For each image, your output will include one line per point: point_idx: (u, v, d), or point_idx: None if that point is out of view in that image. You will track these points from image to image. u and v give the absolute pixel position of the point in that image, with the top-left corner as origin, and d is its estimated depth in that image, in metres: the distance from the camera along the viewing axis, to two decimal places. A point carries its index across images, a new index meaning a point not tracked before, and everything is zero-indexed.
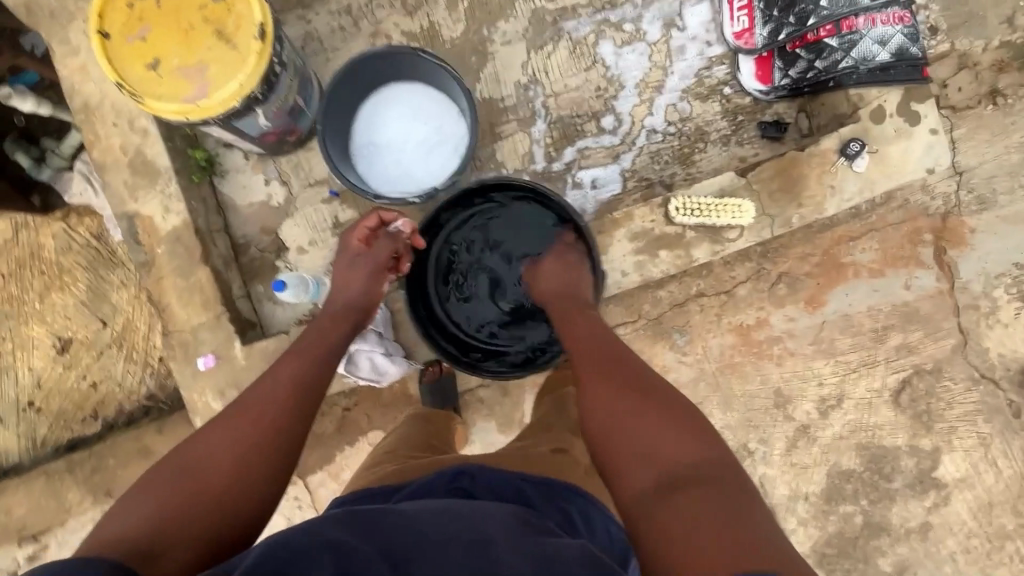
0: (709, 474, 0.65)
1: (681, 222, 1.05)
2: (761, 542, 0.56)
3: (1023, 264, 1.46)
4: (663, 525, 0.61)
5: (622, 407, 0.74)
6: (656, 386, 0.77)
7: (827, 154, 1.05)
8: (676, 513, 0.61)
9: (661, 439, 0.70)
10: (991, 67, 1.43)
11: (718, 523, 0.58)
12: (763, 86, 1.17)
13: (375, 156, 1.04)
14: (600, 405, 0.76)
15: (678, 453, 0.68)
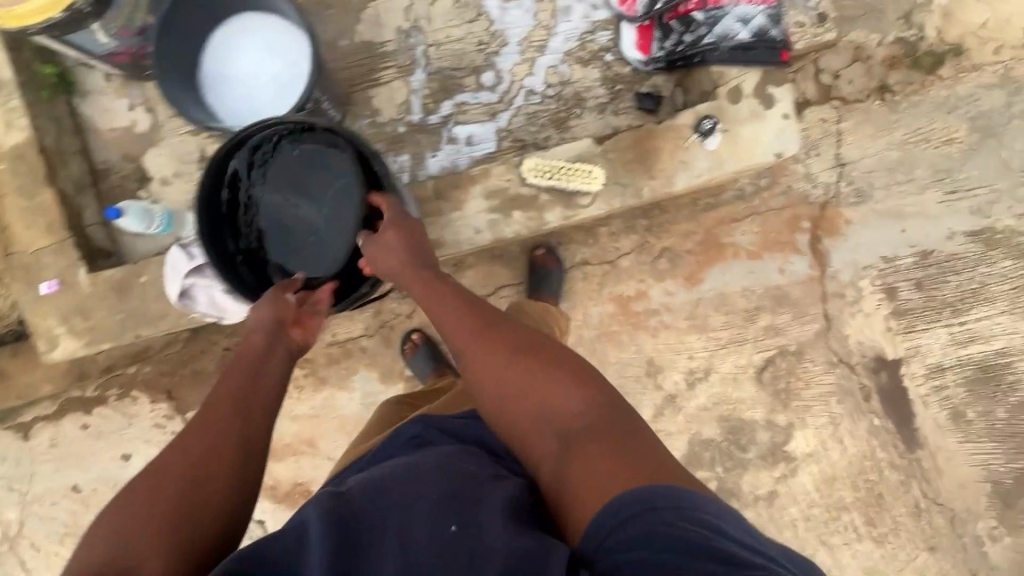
0: (605, 421, 0.79)
1: (534, 182, 1.07)
2: (653, 463, 0.74)
3: (889, 258, 1.54)
4: (579, 466, 0.75)
5: (518, 375, 0.84)
6: (546, 348, 0.88)
7: (682, 129, 1.07)
8: (593, 458, 0.75)
9: (565, 401, 0.81)
10: (882, 62, 1.46)
11: (606, 465, 0.73)
12: (643, 56, 1.17)
13: (225, 87, 1.04)
14: (504, 375, 0.85)
15: (578, 407, 0.81)
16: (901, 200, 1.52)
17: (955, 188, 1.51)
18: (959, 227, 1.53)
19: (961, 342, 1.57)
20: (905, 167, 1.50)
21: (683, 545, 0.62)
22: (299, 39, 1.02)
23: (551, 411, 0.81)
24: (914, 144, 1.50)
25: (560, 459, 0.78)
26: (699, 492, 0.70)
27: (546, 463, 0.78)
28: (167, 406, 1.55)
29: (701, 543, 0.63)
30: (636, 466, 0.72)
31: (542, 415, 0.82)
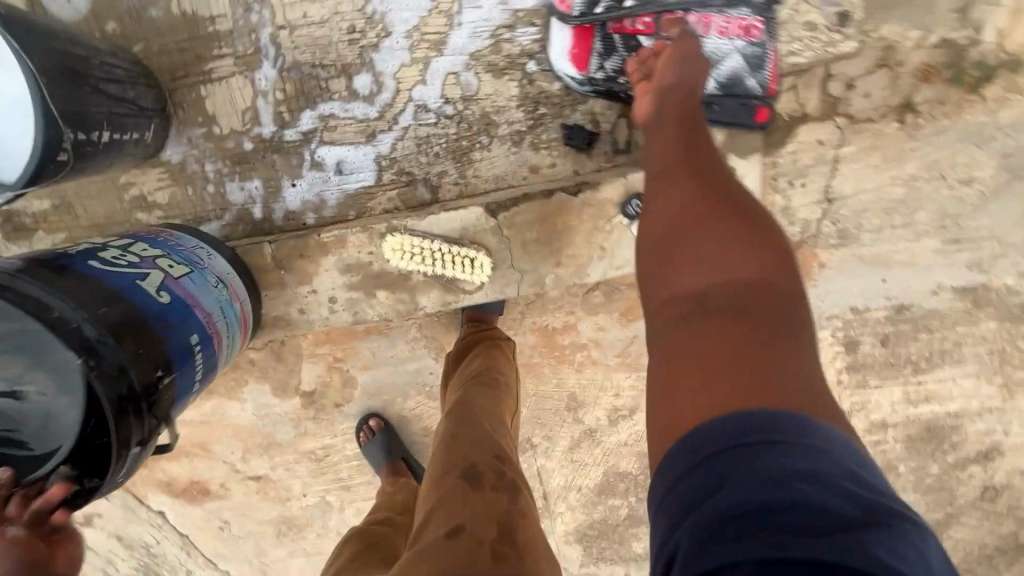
0: (765, 284, 0.52)
1: (399, 266, 0.82)
2: (797, 380, 0.47)
3: (859, 308, 1.33)
4: (689, 353, 0.50)
5: (704, 218, 0.57)
6: (732, 190, 0.60)
7: (605, 205, 0.80)
8: (702, 339, 0.50)
9: (707, 256, 0.54)
10: (912, 72, 1.11)
11: (743, 358, 0.47)
12: (578, 73, 0.84)
13: None
14: (665, 211, 0.60)
15: (715, 272, 0.53)
16: (890, 246, 1.26)
17: (957, 237, 1.25)
18: (949, 282, 1.30)
19: (914, 400, 1.43)
20: (906, 208, 1.22)
21: (805, 528, 0.37)
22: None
23: (694, 261, 0.55)
24: (926, 181, 1.20)
25: (683, 326, 0.52)
26: (852, 444, 0.44)
27: (647, 379, 0.53)
28: None
29: (854, 545, 0.36)
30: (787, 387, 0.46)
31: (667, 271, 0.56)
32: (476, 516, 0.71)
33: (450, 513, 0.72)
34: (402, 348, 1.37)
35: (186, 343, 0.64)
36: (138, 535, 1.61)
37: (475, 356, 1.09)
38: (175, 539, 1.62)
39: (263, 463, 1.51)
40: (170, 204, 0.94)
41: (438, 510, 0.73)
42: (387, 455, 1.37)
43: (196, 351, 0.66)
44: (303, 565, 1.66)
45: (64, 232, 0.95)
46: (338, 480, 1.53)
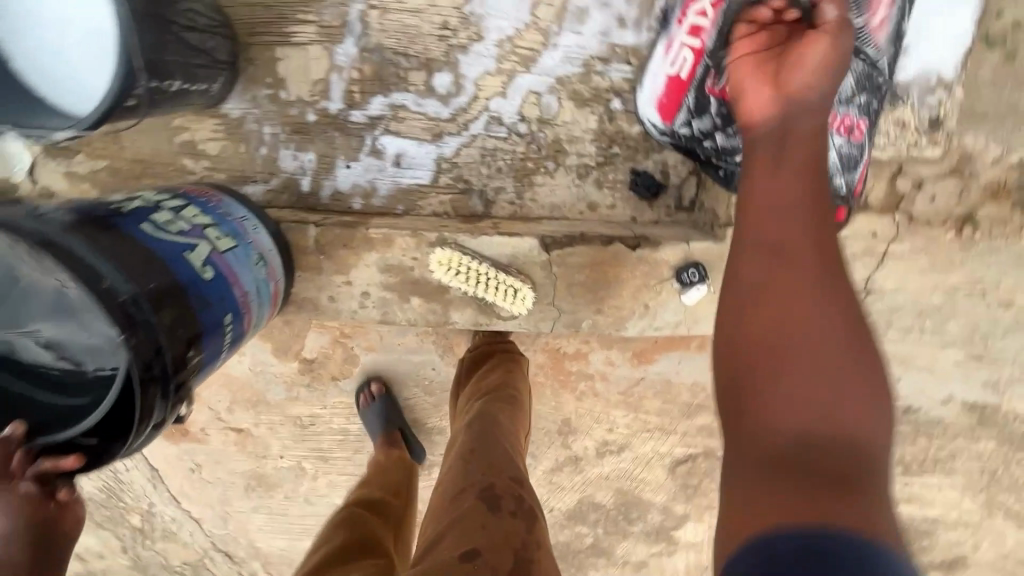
0: (850, 318, 0.52)
1: (442, 278, 0.80)
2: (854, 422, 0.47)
3: None
4: (766, 377, 0.51)
5: (807, 245, 0.56)
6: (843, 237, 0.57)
7: (660, 266, 0.78)
8: (778, 374, 0.50)
9: (802, 286, 0.53)
10: (983, 187, 1.09)
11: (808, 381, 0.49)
12: (662, 123, 0.82)
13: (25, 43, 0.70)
14: (779, 227, 0.57)
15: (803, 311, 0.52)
16: (914, 349, 1.26)
17: (981, 354, 1.25)
18: (961, 396, 1.30)
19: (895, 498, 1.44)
20: (940, 316, 1.22)
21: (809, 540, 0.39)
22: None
23: (785, 292, 0.54)
24: (966, 295, 1.19)
25: (766, 347, 0.52)
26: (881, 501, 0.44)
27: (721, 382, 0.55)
28: None
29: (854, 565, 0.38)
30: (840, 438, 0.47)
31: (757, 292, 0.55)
32: (487, 546, 0.65)
33: (458, 538, 0.66)
34: (409, 338, 1.36)
35: (223, 320, 0.62)
36: None
37: (491, 369, 1.05)
38: (144, 470, 1.62)
39: (247, 417, 1.50)
40: (219, 157, 0.91)
41: (453, 531, 0.67)
42: (386, 423, 1.34)
43: (227, 329, 0.64)
44: (266, 521, 1.67)
45: (106, 161, 0.92)
46: (318, 449, 1.53)
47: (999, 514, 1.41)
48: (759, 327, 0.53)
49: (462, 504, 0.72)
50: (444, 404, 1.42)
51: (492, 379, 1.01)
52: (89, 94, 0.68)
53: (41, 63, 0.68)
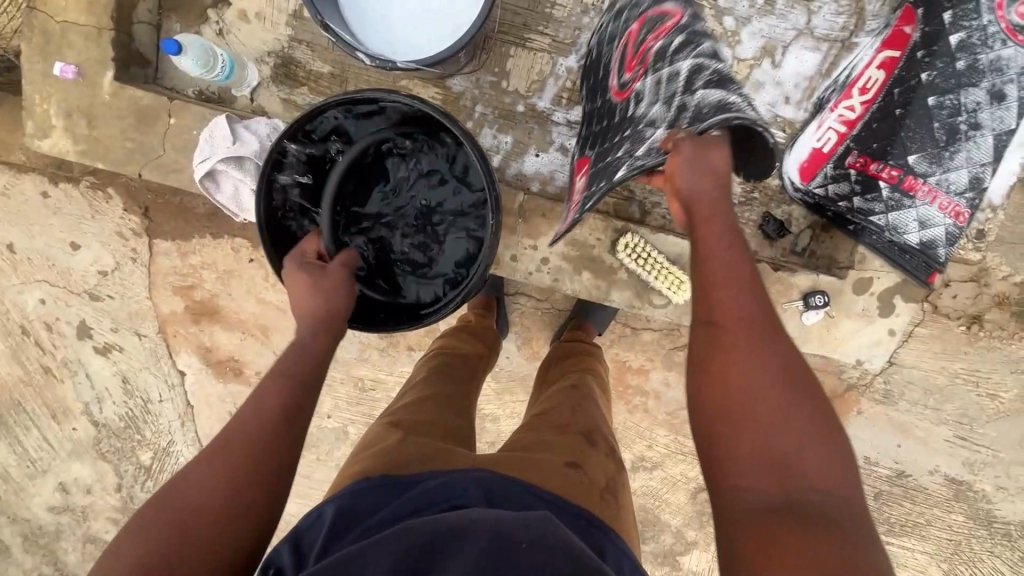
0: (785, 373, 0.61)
1: (620, 259, 0.95)
2: (812, 471, 0.55)
3: (870, 460, 1.54)
4: (733, 439, 0.59)
5: (749, 325, 0.64)
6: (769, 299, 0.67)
7: (792, 288, 0.97)
8: (742, 440, 0.58)
9: (755, 366, 0.61)
10: (993, 296, 1.37)
11: (763, 442, 0.57)
12: (799, 182, 1.00)
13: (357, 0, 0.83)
14: (723, 309, 0.66)
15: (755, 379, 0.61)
16: (915, 420, 1.49)
17: (966, 435, 1.50)
18: (944, 469, 1.53)
19: None
20: (940, 396, 1.47)
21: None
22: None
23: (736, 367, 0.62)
24: (964, 381, 1.45)
25: (723, 411, 0.60)
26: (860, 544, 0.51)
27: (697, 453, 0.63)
28: (136, 221, 1.43)
29: None
30: (818, 491, 0.54)
31: (713, 368, 0.63)
32: (590, 466, 0.92)
33: (563, 451, 0.92)
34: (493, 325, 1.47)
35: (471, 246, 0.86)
36: (144, 386, 1.57)
37: (570, 359, 1.28)
38: (177, 406, 1.58)
39: None
40: None
41: (560, 446, 0.94)
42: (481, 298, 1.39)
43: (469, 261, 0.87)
44: None
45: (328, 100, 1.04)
46: (368, 416, 1.56)
47: None
48: (718, 400, 0.61)
49: (566, 435, 0.98)
50: (506, 392, 1.52)
51: (580, 362, 1.26)
52: (397, 45, 0.82)
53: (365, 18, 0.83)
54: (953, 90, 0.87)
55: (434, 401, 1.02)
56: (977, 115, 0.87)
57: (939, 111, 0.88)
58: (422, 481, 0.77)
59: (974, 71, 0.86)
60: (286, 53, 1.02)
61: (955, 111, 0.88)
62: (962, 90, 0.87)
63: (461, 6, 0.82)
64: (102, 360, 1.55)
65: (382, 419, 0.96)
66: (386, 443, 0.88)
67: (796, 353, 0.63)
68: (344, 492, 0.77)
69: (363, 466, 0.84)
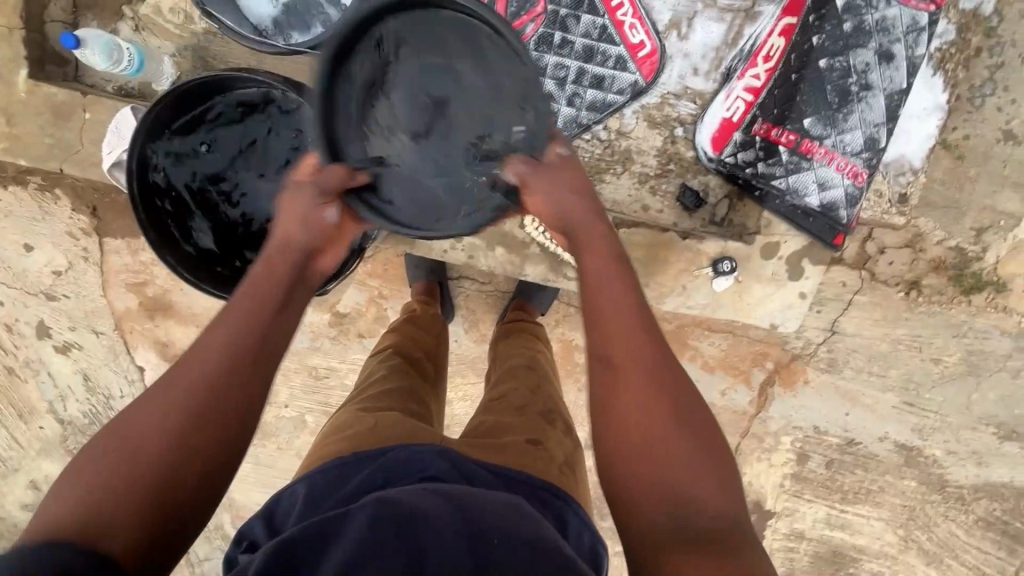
0: (675, 400, 0.63)
1: (529, 234, 0.98)
2: (708, 490, 0.59)
3: (820, 430, 1.55)
4: (638, 473, 0.60)
5: (641, 360, 0.64)
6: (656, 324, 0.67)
7: (701, 256, 0.99)
8: (635, 474, 0.60)
9: (645, 400, 0.63)
10: (930, 260, 1.38)
11: (661, 473, 0.59)
12: (710, 152, 1.00)
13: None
14: (614, 340, 0.65)
15: (650, 416, 0.62)
16: (862, 387, 1.51)
17: (913, 401, 1.51)
18: (893, 436, 1.55)
19: (832, 524, 1.64)
20: (885, 363, 1.48)
21: None
22: None
23: (634, 402, 0.63)
24: (907, 347, 1.46)
25: (628, 448, 0.61)
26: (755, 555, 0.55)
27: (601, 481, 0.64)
28: (86, 220, 1.46)
29: None
30: (700, 504, 0.57)
31: (610, 410, 0.63)
32: (551, 440, 0.86)
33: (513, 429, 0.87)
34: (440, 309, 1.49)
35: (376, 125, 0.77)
36: (105, 383, 1.60)
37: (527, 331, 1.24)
38: None
39: None
40: None
41: (516, 424, 0.88)
42: (426, 283, 1.41)
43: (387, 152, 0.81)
44: (248, 473, 1.67)
45: None
46: (324, 404, 1.58)
47: (913, 549, 1.64)
48: (620, 442, 0.62)
49: (523, 413, 0.92)
50: (457, 376, 1.55)
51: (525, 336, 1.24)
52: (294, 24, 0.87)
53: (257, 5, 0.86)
54: (843, 52, 0.89)
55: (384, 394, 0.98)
56: (867, 76, 0.89)
57: (831, 73, 0.90)
58: (389, 448, 0.77)
59: (861, 32, 0.88)
60: (200, 46, 1.04)
61: (846, 73, 0.90)
62: (851, 52, 0.89)
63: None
64: (62, 358, 1.58)
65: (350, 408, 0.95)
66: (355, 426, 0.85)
67: (682, 379, 0.65)
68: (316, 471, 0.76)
69: (329, 453, 0.81)
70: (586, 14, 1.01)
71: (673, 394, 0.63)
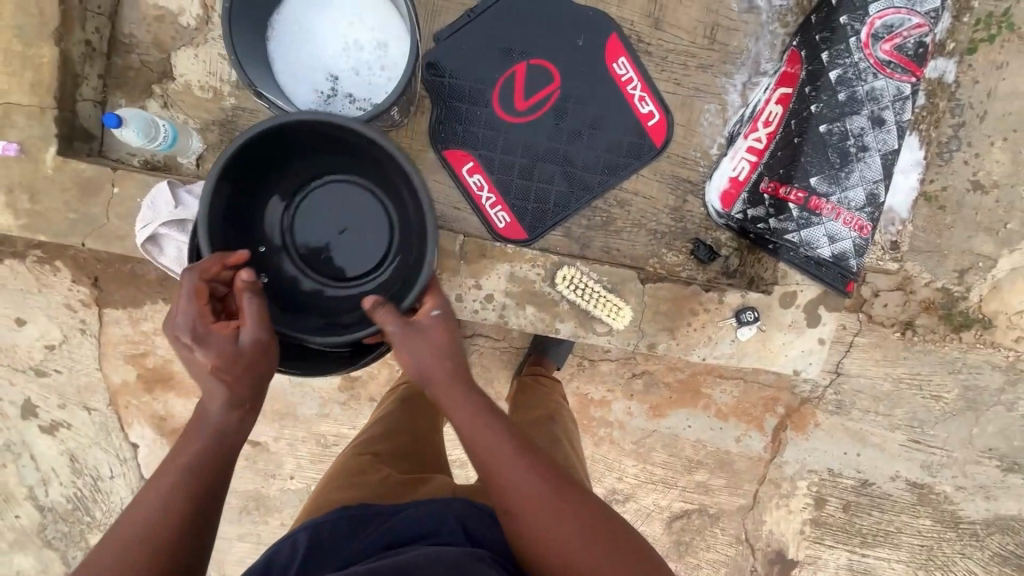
0: (564, 493, 0.64)
1: (561, 291, 1.00)
2: None
3: (834, 472, 1.57)
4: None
5: (538, 490, 0.63)
6: (538, 449, 0.67)
7: (724, 306, 1.02)
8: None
9: (544, 508, 0.62)
10: (920, 301, 1.46)
11: (584, 546, 0.61)
12: (720, 208, 1.09)
13: (298, 79, 0.89)
14: (491, 460, 0.64)
15: (567, 525, 0.62)
16: (870, 427, 1.54)
17: (918, 438, 1.55)
18: (904, 474, 1.57)
19: (854, 569, 1.61)
20: (889, 402, 1.52)
21: None
22: (375, 42, 0.90)
23: (536, 508, 0.62)
24: (907, 385, 1.51)
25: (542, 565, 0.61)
26: None
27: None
28: (87, 292, 1.41)
29: None
30: None
31: (518, 525, 0.63)
32: None
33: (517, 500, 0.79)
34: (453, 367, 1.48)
35: None
36: (95, 463, 1.50)
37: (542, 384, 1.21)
38: (131, 481, 1.51)
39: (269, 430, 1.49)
40: None
41: None
42: None
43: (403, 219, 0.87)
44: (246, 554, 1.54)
45: None
46: None
47: None
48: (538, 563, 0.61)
49: None
50: None
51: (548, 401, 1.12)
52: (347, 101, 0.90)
53: (306, 88, 0.90)
54: (840, 119, 0.98)
55: (396, 435, 0.87)
56: (863, 139, 0.98)
57: (830, 137, 0.98)
58: (403, 507, 0.69)
59: (854, 101, 0.98)
60: (231, 122, 1.07)
61: (844, 136, 0.98)
62: (846, 118, 0.98)
63: (395, 53, 0.90)
64: (49, 439, 1.49)
65: (352, 447, 0.85)
66: (365, 477, 0.77)
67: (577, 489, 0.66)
68: (315, 521, 0.67)
69: (333, 501, 0.73)
70: (600, 89, 1.10)
71: (571, 497, 0.64)
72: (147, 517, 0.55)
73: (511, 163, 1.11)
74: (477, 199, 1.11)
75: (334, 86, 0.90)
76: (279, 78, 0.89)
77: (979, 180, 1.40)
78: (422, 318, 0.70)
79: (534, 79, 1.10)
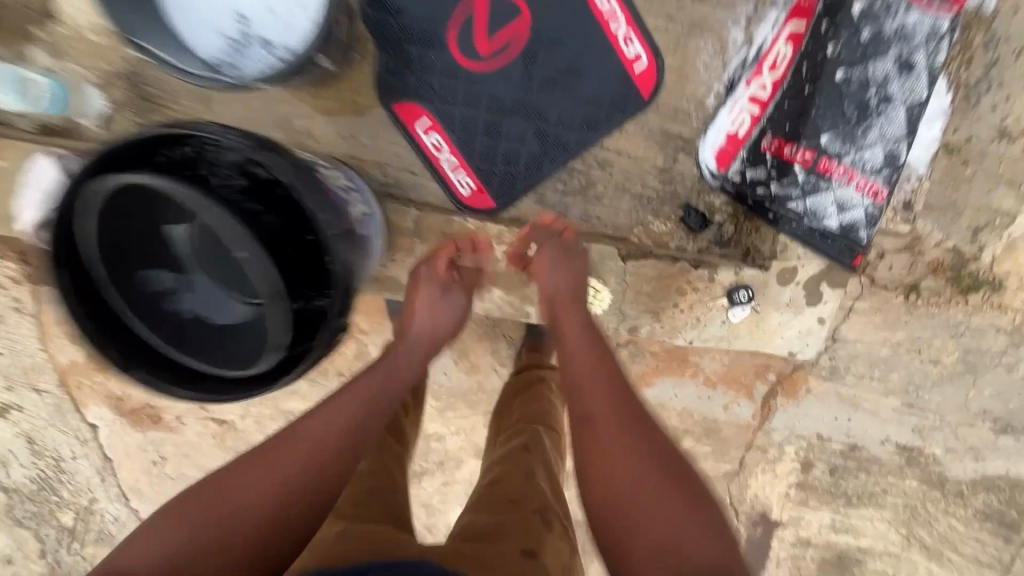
0: (639, 428, 0.65)
1: (530, 273, 0.88)
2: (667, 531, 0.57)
3: (823, 437, 1.52)
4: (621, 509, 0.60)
5: (619, 408, 0.66)
6: (629, 392, 0.69)
7: (715, 285, 0.91)
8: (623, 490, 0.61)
9: (620, 433, 0.64)
10: (928, 262, 1.35)
11: (655, 475, 0.61)
12: (716, 169, 0.94)
13: (198, 26, 0.73)
14: (579, 375, 0.71)
15: (638, 450, 0.63)
16: (864, 392, 1.48)
17: (912, 402, 1.50)
18: (894, 437, 1.53)
19: (837, 528, 1.61)
20: (886, 366, 1.45)
21: None
22: None
23: (613, 431, 0.64)
24: (906, 350, 1.44)
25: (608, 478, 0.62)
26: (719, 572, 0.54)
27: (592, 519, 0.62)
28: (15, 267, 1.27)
29: None
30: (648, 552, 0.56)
31: (591, 449, 0.64)
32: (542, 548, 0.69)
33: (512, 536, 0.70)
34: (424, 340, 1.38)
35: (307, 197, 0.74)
36: (53, 445, 1.42)
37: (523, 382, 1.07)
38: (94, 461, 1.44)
39: (235, 408, 1.41)
40: (312, 135, 0.95)
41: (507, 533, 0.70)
42: None
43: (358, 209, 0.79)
44: None
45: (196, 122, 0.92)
46: None
47: (915, 546, 1.62)
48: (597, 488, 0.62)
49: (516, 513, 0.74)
50: (449, 409, 1.45)
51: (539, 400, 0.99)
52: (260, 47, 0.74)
53: (209, 33, 0.73)
54: (861, 62, 0.82)
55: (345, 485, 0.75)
56: (887, 86, 0.82)
57: (848, 85, 0.83)
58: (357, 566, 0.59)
59: (880, 41, 0.81)
60: (138, 72, 0.90)
61: (865, 85, 0.83)
62: (869, 62, 0.82)
63: None
64: None
65: None
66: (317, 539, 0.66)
67: (655, 431, 0.65)
68: None
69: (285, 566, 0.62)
70: (580, 26, 0.93)
71: (646, 432, 0.65)
72: (199, 509, 0.56)
73: (474, 118, 0.95)
74: (435, 161, 0.96)
75: (244, 30, 0.74)
76: (175, 28, 0.73)
77: (1007, 126, 1.24)
78: (576, 250, 0.83)
79: (494, 20, 0.92)
